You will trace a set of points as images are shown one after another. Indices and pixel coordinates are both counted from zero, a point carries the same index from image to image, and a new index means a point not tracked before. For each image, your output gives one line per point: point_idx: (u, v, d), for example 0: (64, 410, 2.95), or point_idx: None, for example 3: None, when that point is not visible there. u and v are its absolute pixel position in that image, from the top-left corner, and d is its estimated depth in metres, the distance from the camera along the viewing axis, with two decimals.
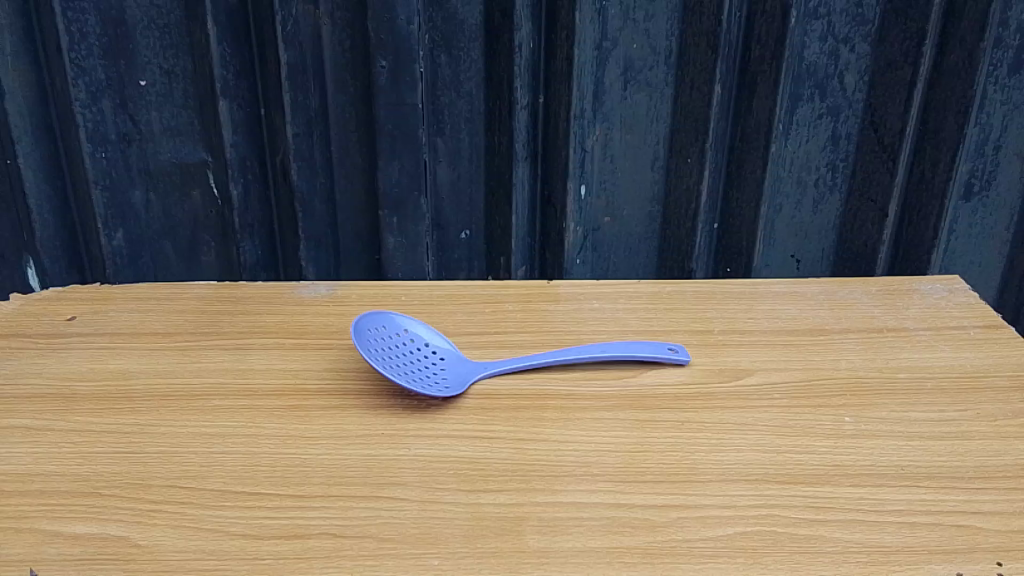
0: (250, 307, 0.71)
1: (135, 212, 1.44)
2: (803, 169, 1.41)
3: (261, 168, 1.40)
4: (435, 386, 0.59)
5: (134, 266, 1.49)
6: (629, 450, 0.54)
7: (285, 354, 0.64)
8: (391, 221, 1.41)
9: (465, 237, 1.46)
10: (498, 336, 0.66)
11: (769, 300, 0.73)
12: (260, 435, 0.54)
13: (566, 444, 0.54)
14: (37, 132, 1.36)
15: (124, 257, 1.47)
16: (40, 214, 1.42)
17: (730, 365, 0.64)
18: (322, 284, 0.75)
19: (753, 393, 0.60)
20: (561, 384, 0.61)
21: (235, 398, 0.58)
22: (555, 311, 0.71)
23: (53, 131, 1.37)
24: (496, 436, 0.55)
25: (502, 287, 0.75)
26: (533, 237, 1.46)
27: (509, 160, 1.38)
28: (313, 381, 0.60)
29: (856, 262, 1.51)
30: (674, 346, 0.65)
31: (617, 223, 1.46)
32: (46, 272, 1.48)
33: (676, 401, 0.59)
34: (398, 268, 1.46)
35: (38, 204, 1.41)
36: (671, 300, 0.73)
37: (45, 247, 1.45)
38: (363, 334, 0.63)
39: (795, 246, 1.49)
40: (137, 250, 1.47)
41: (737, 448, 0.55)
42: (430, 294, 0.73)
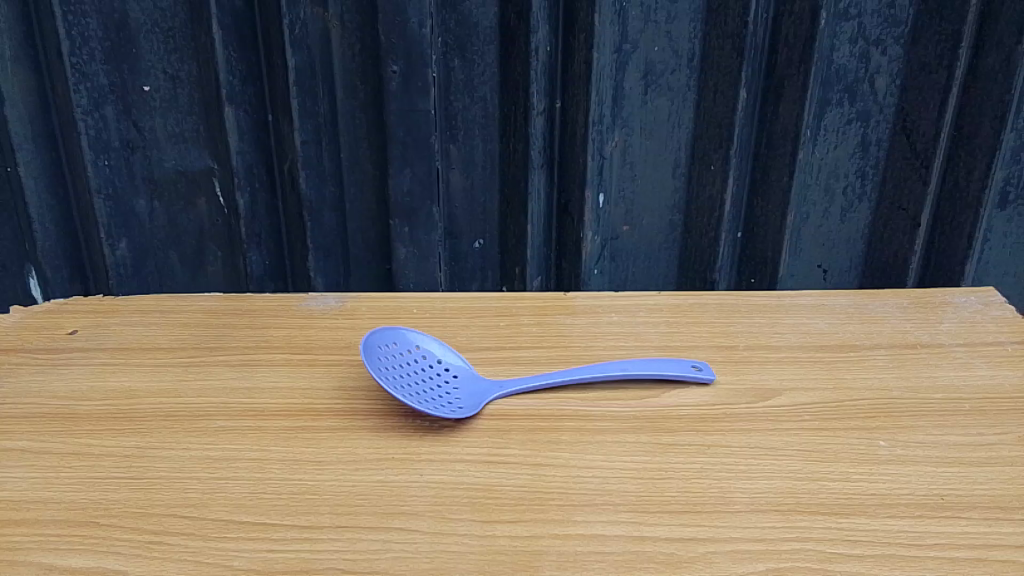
0: (257, 320, 0.68)
1: (140, 220, 1.42)
2: (832, 177, 1.38)
3: (269, 176, 1.38)
4: (449, 407, 0.57)
5: (138, 277, 1.47)
6: (652, 477, 0.51)
7: (292, 370, 0.61)
8: (403, 230, 1.38)
9: (478, 247, 1.44)
10: (514, 352, 0.64)
11: (796, 313, 0.71)
12: (265, 459, 0.52)
13: (586, 470, 0.52)
14: (38, 139, 1.34)
15: (128, 267, 1.46)
16: (41, 223, 1.40)
17: (756, 383, 0.61)
18: (331, 295, 0.73)
19: (781, 414, 0.58)
20: (579, 404, 0.58)
21: (240, 418, 0.56)
22: (573, 325, 0.68)
23: (56, 137, 1.35)
24: (512, 461, 0.52)
25: (518, 299, 0.72)
26: (549, 247, 1.43)
27: (524, 167, 1.35)
28: (320, 400, 0.58)
29: (886, 272, 1.48)
30: (698, 363, 0.63)
31: (635, 233, 1.43)
32: (47, 282, 1.46)
33: (700, 422, 0.57)
34: (410, 279, 1.44)
35: (39, 212, 1.39)
36: (694, 313, 0.71)
37: (47, 256, 1.44)
38: (373, 352, 0.61)
39: (821, 256, 1.46)
40: (141, 259, 1.46)
41: (765, 475, 0.52)
42: (443, 306, 0.71)
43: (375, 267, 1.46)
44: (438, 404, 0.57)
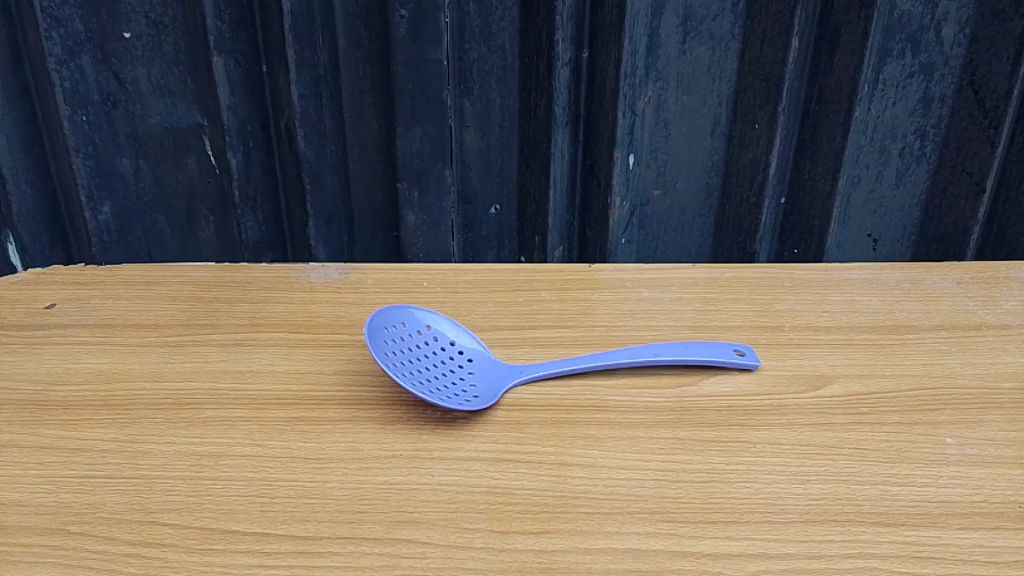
0: (251, 292, 0.62)
1: (125, 181, 1.36)
2: (888, 136, 1.29)
3: (264, 133, 1.32)
4: (459, 399, 0.51)
5: (124, 245, 1.42)
6: (692, 480, 0.46)
7: (289, 350, 0.55)
8: (413, 195, 1.31)
9: (494, 213, 1.36)
10: (535, 332, 0.58)
11: (847, 287, 0.64)
12: (258, 457, 0.46)
13: (617, 472, 0.46)
14: (11, 93, 1.27)
15: (113, 233, 1.40)
16: (16, 185, 1.35)
17: (805, 369, 0.55)
18: (334, 266, 0.66)
19: (835, 407, 0.51)
20: (608, 393, 0.52)
21: (231, 408, 0.50)
22: (600, 301, 0.62)
23: (30, 92, 1.29)
24: (536, 460, 0.47)
25: (539, 272, 0.66)
26: (571, 214, 1.37)
27: (546, 125, 1.27)
28: (320, 385, 0.52)
29: (943, 243, 1.40)
30: (740, 346, 0.56)
31: (667, 197, 1.36)
32: (27, 249, 1.41)
33: (744, 415, 0.51)
34: (420, 248, 1.37)
35: (14, 172, 1.34)
36: (734, 286, 0.64)
37: (24, 220, 1.38)
38: (379, 335, 0.54)
39: (870, 224, 1.38)
40: (128, 225, 1.40)
41: (820, 479, 0.46)
42: (456, 279, 0.64)
43: (381, 235, 1.38)
44: (447, 396, 0.51)
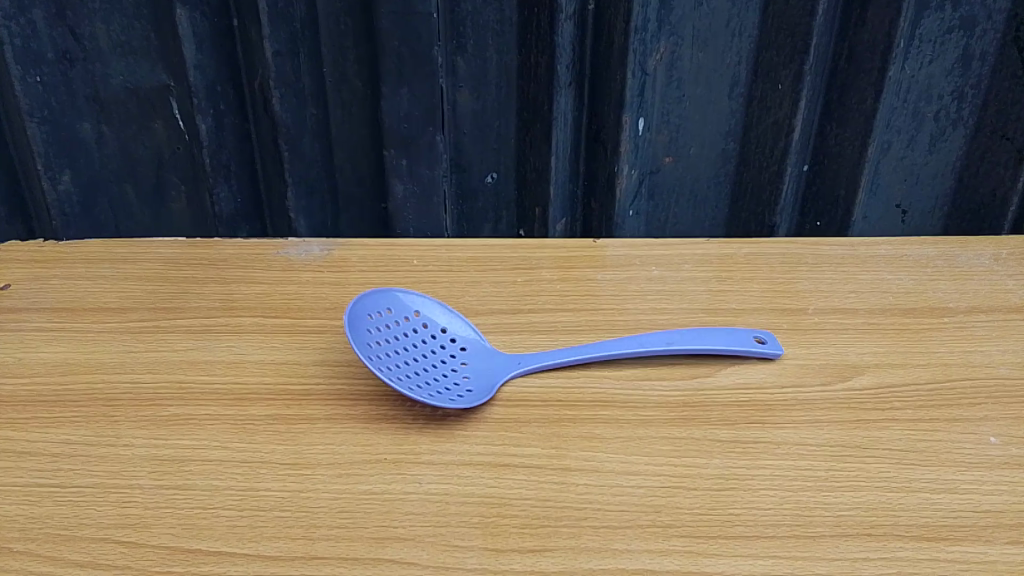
0: (224, 270, 0.56)
1: (87, 147, 1.25)
2: (922, 99, 1.18)
3: (237, 95, 1.21)
4: (449, 397, 0.46)
5: (88, 216, 1.32)
6: (709, 488, 0.41)
7: (263, 336, 0.50)
8: (400, 163, 1.22)
9: (491, 181, 1.27)
10: (534, 317, 0.52)
11: (875, 265, 0.58)
12: (224, 463, 0.41)
13: (626, 479, 0.41)
14: None
15: (76, 205, 1.30)
16: None
17: (832, 358, 0.50)
18: (315, 242, 0.60)
19: (866, 402, 0.47)
20: (616, 387, 0.47)
21: (197, 405, 0.45)
22: (605, 281, 0.56)
23: None
24: (535, 465, 0.42)
25: (539, 249, 0.60)
26: (576, 184, 1.28)
27: (548, 86, 1.16)
28: (296, 376, 0.47)
29: (979, 214, 1.31)
30: (760, 332, 0.51)
31: (679, 164, 1.26)
32: None
33: (766, 412, 0.46)
34: (410, 221, 1.28)
35: None
36: (752, 262, 0.58)
37: None
38: (362, 322, 0.49)
39: (901, 194, 1.29)
40: (91, 195, 1.30)
41: (851, 486, 0.41)
42: (448, 257, 0.59)
43: (368, 203, 1.30)
44: (436, 392, 0.46)
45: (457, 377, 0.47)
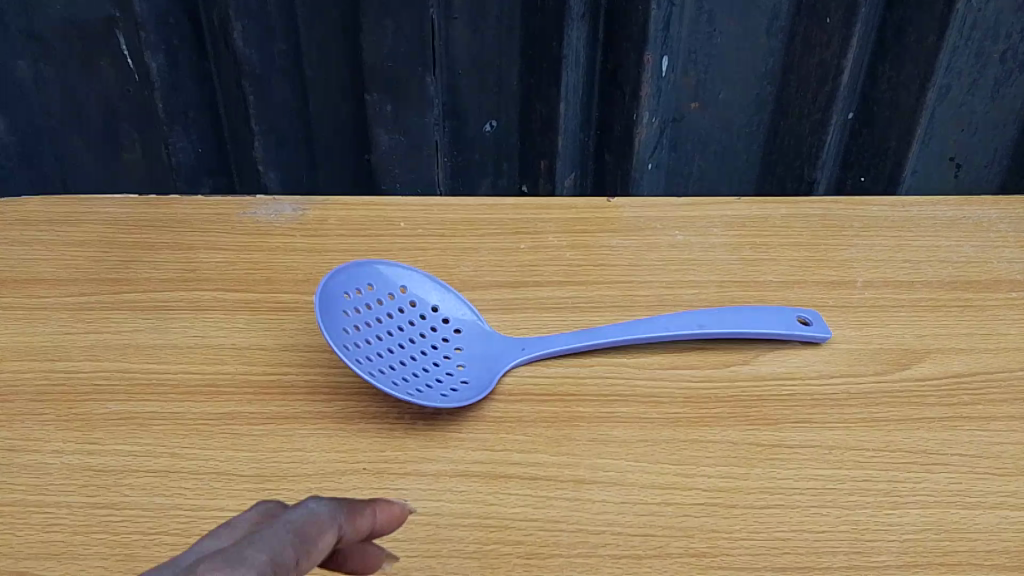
0: (180, 234, 0.49)
1: (24, 90, 0.97)
2: (988, 35, 0.82)
3: (193, 27, 0.89)
4: (437, 394, 0.39)
5: (31, 167, 1.04)
6: (750, 506, 0.35)
7: (223, 313, 0.43)
8: (383, 109, 0.91)
9: (491, 131, 0.96)
10: (541, 293, 0.45)
11: (932, 228, 0.51)
12: (173, 474, 0.35)
13: (652, 495, 0.35)
14: None
15: (15, 155, 1.02)
16: None
17: (888, 342, 0.43)
18: (287, 200, 0.52)
19: (929, 397, 0.40)
20: (637, 379, 0.40)
21: (141, 400, 0.38)
22: (621, 248, 0.49)
23: None
24: (543, 478, 0.35)
25: (545, 210, 0.52)
26: (586, 133, 0.95)
27: (556, 15, 0.84)
28: (261, 362, 0.40)
29: None
30: (803, 312, 0.44)
31: (707, 113, 0.93)
32: None
33: (812, 408, 0.39)
34: (397, 176, 0.97)
35: None
36: (791, 225, 0.51)
37: None
38: (339, 300, 0.41)
39: (957, 146, 0.92)
40: (33, 144, 1.01)
41: (916, 502, 0.35)
42: (441, 220, 0.51)
43: (349, 157, 0.98)
44: (422, 388, 0.39)
45: (447, 370, 0.40)
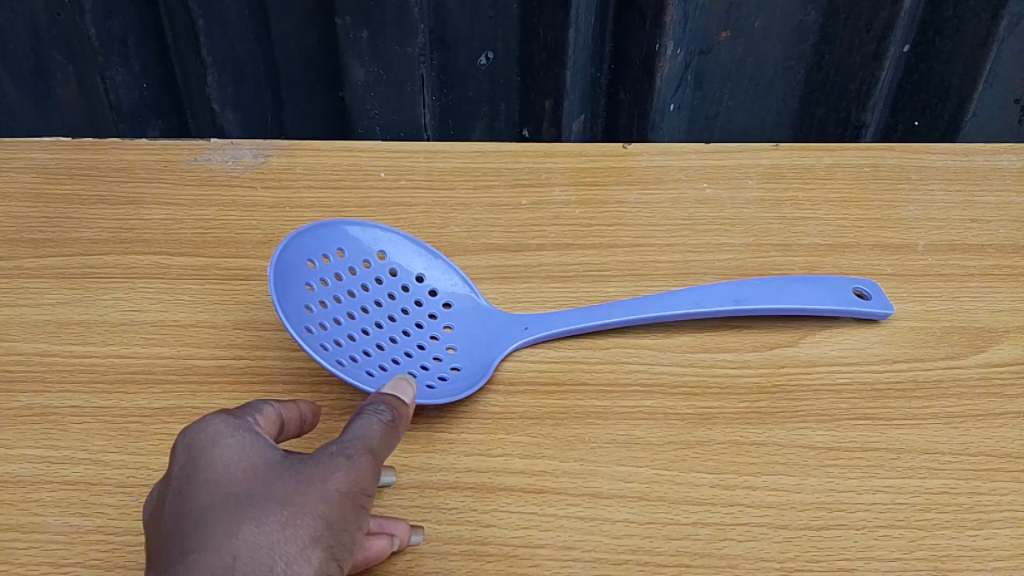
0: (120, 186, 0.41)
1: None
2: None
3: None
4: (421, 388, 0.32)
5: None
6: (805, 528, 0.28)
7: (166, 282, 0.36)
8: (357, 37, 0.62)
9: (488, 64, 0.68)
10: (546, 259, 0.38)
11: (999, 181, 0.44)
12: (94, 486, 0.28)
13: (685, 515, 0.28)
14: None
15: None
16: None
17: (957, 317, 0.36)
18: (247, 143, 0.45)
19: (1011, 385, 0.33)
20: (661, 366, 0.34)
21: (60, 391, 0.31)
22: (640, 204, 0.42)
23: None
24: (552, 492, 0.29)
25: (550, 157, 0.45)
26: (599, 68, 0.66)
27: None
28: (210, 340, 0.33)
29: None
30: (860, 282, 0.37)
31: (742, 42, 0.64)
32: None
33: (873, 400, 0.33)
34: (376, 116, 0.68)
35: None
36: (836, 177, 0.44)
37: None
38: (302, 270, 0.34)
39: None
40: None
41: (1006, 520, 0.29)
42: (428, 169, 0.44)
43: (322, 100, 0.70)
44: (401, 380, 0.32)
45: (433, 356, 0.33)
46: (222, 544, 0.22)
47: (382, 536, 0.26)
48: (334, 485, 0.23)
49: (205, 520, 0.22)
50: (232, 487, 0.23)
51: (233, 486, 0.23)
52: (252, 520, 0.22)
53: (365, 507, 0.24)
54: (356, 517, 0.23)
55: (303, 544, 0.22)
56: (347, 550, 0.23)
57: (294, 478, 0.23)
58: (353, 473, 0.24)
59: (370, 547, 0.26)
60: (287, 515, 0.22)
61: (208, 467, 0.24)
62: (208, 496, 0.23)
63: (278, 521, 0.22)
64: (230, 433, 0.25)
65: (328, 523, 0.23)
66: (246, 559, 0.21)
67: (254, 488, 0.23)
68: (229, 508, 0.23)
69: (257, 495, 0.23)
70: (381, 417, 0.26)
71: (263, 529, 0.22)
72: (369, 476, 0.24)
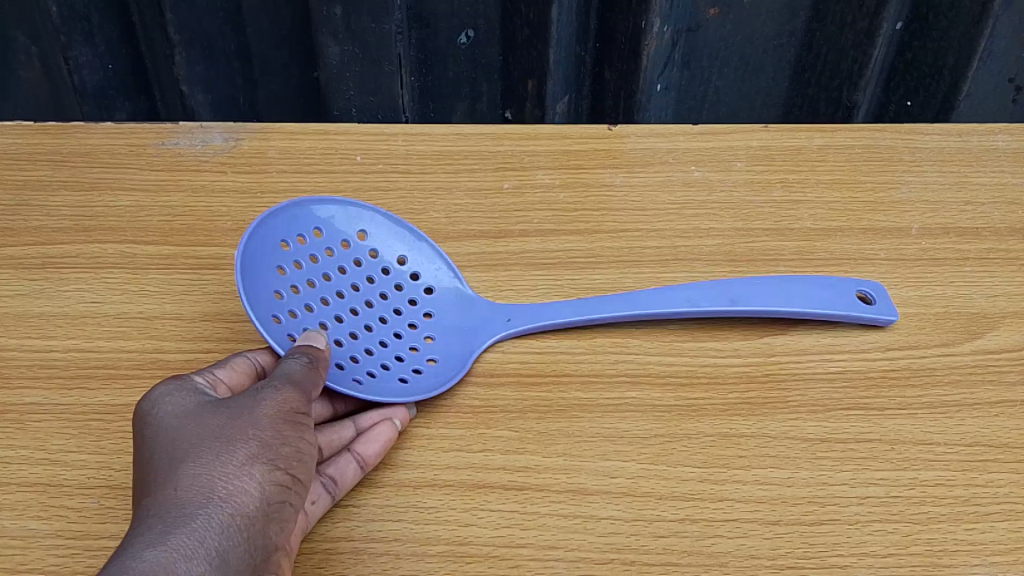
0: (84, 171, 0.40)
1: None
2: None
3: None
4: (394, 383, 0.31)
5: None
6: (796, 524, 0.27)
7: (131, 272, 0.34)
8: (330, 13, 0.60)
9: (468, 43, 0.66)
10: (528, 245, 0.37)
11: (994, 162, 0.42)
12: (53, 488, 0.27)
13: (673, 512, 0.27)
14: None
15: None
16: None
17: (952, 302, 0.35)
18: (218, 126, 0.43)
19: (1008, 373, 0.32)
20: (647, 356, 0.32)
21: (18, 388, 0.30)
22: (625, 187, 0.40)
23: None
24: (534, 488, 0.28)
25: (533, 139, 0.43)
26: (584, 46, 0.64)
27: None
28: (177, 332, 0.32)
29: None
30: (867, 286, 0.35)
31: (727, 20, 0.62)
32: None
33: (866, 390, 0.32)
34: (353, 100, 0.66)
35: None
36: (828, 159, 0.42)
37: None
38: (275, 252, 0.32)
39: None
40: None
41: (1003, 512, 0.28)
42: (407, 152, 0.42)
43: (295, 72, 0.68)
44: (373, 373, 0.31)
45: (409, 346, 0.32)
46: (163, 481, 0.23)
47: (383, 424, 0.29)
48: (262, 413, 0.25)
49: (147, 470, 0.24)
50: (167, 434, 0.24)
51: (168, 434, 0.24)
52: (189, 456, 0.23)
53: (299, 427, 0.25)
54: (292, 434, 0.25)
55: (240, 463, 0.23)
56: (290, 462, 0.24)
57: (225, 415, 0.25)
58: (279, 402, 0.25)
59: (378, 436, 0.28)
60: (221, 444, 0.23)
61: (143, 429, 0.25)
62: (148, 451, 0.24)
63: (213, 450, 0.23)
64: (169, 392, 0.26)
65: (261, 443, 0.24)
66: (187, 485, 0.22)
67: (187, 428, 0.24)
68: (167, 452, 0.24)
69: (190, 432, 0.24)
70: (299, 359, 0.27)
71: (200, 459, 0.23)
72: (297, 400, 0.26)
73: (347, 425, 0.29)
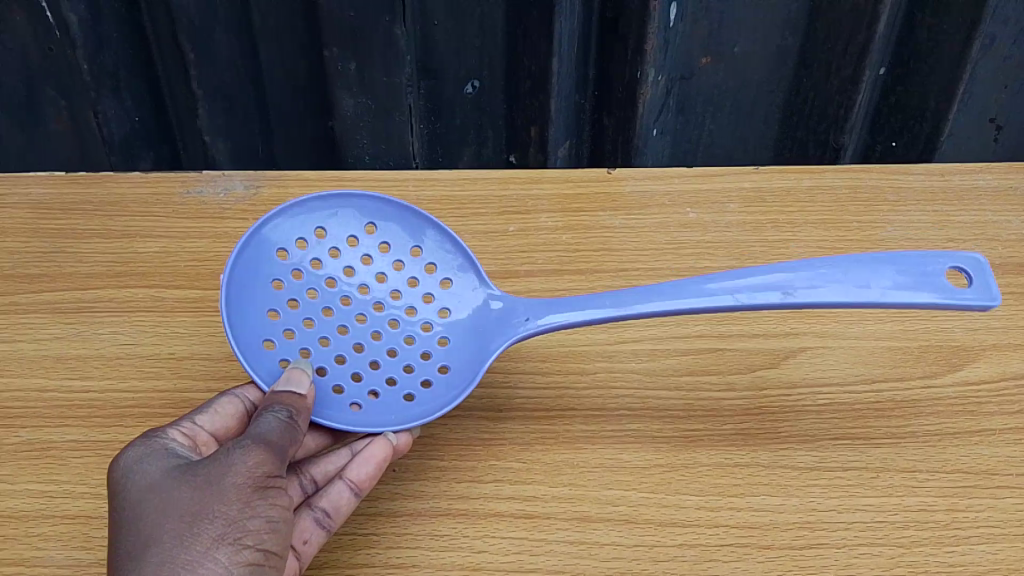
0: (114, 219, 0.42)
1: None
2: None
3: None
4: (397, 402, 0.32)
5: None
6: (787, 548, 0.29)
7: (160, 315, 0.36)
8: (344, 68, 0.64)
9: (473, 92, 0.68)
10: (533, 285, 0.39)
11: (976, 200, 0.45)
12: (94, 520, 0.29)
13: (672, 538, 0.29)
14: None
15: None
16: None
17: (934, 336, 0.37)
18: (239, 175, 0.45)
19: (987, 404, 0.34)
20: (646, 390, 0.34)
21: (59, 426, 0.32)
22: (625, 229, 0.43)
23: None
24: (542, 517, 0.30)
25: (537, 183, 0.46)
26: (584, 94, 0.67)
27: None
28: (206, 371, 0.34)
29: None
30: (967, 264, 0.32)
31: (720, 67, 0.65)
32: None
33: (853, 421, 0.34)
34: (365, 147, 0.69)
35: None
36: (817, 199, 0.44)
37: None
38: (276, 262, 0.34)
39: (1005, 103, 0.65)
40: None
41: (981, 536, 0.30)
42: (417, 197, 0.44)
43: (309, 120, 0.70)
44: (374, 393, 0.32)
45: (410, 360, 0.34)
46: (136, 562, 0.24)
47: (378, 441, 0.31)
48: (230, 484, 0.26)
49: (124, 543, 0.25)
50: (143, 506, 0.26)
51: (144, 506, 0.26)
52: (161, 537, 0.25)
53: (267, 495, 0.26)
54: (260, 505, 0.26)
55: (206, 546, 0.24)
56: (257, 536, 0.25)
57: (195, 485, 0.26)
58: (248, 470, 0.26)
59: (370, 457, 0.30)
60: (189, 525, 0.25)
61: (122, 494, 0.26)
62: (125, 520, 0.26)
63: (182, 531, 0.25)
64: (143, 460, 0.27)
65: (228, 521, 0.25)
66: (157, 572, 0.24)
67: (161, 501, 0.25)
68: (141, 528, 0.25)
69: (162, 509, 0.25)
70: (276, 416, 0.28)
71: (170, 543, 0.24)
72: (266, 463, 0.26)
73: (343, 453, 0.31)
